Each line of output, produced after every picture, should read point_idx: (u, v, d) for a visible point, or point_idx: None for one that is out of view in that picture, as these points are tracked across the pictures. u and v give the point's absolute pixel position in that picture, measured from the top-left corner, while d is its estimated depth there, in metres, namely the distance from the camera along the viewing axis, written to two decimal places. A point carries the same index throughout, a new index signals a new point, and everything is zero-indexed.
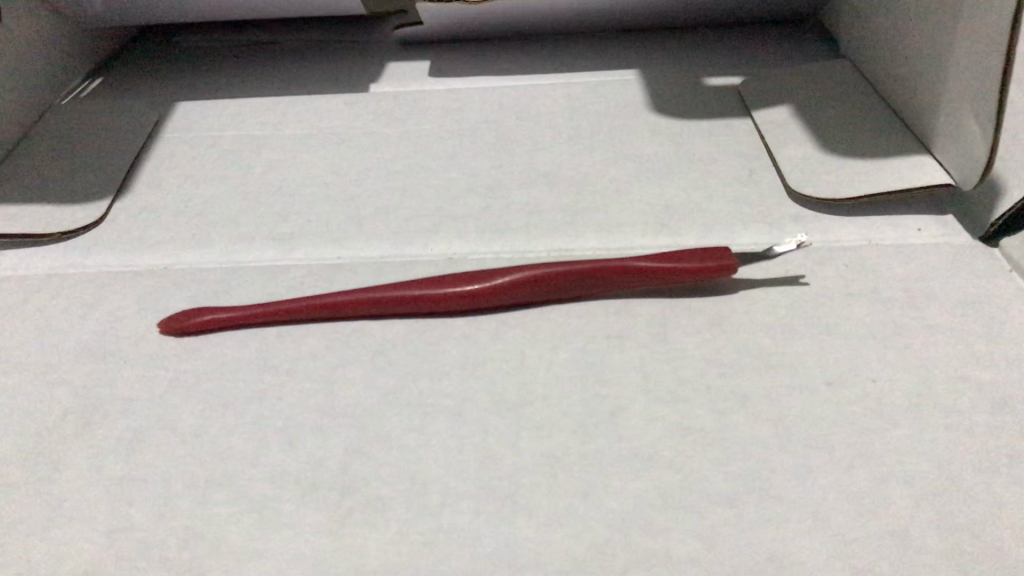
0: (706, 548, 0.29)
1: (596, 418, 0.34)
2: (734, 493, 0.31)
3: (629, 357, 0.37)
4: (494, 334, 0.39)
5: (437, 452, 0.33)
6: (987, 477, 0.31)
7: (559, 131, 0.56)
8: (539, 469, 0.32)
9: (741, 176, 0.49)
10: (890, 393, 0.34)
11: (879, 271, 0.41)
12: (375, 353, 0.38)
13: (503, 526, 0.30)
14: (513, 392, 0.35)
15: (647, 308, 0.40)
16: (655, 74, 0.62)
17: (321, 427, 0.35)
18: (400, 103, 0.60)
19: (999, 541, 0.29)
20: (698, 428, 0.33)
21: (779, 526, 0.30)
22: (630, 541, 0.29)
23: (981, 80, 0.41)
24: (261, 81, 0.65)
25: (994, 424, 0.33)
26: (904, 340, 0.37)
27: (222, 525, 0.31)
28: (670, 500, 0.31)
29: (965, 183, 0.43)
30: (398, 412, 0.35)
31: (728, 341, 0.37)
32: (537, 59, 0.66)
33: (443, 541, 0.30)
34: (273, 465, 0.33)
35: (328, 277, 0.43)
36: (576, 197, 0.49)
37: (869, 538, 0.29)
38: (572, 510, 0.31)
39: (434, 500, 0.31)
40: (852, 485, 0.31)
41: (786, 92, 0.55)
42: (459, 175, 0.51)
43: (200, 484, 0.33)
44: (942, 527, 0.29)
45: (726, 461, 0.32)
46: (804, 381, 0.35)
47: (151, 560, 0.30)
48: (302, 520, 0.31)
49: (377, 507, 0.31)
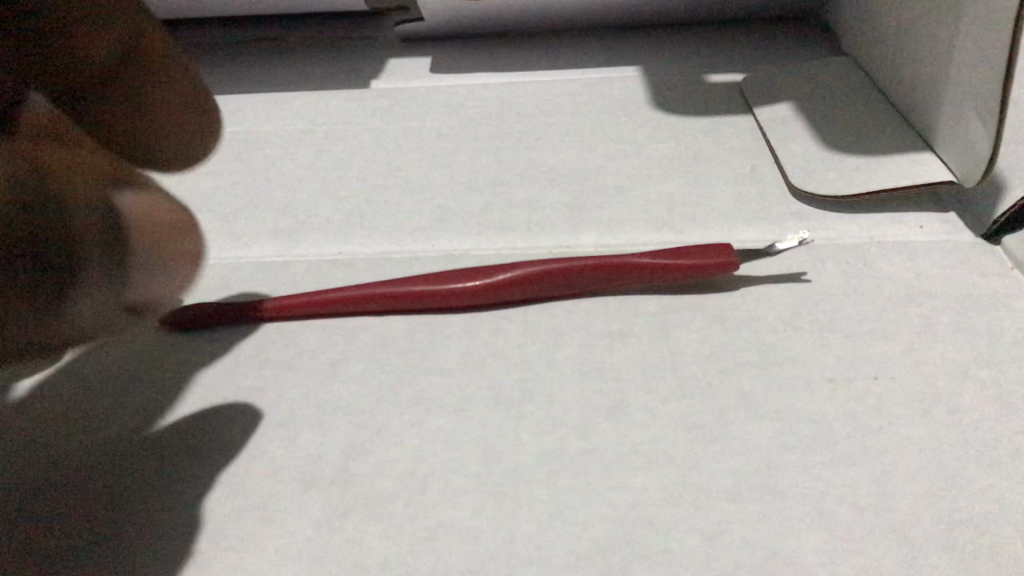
0: (707, 547, 0.29)
1: (596, 415, 0.34)
2: (735, 490, 0.31)
3: (631, 352, 0.37)
4: (494, 328, 0.39)
5: (436, 449, 0.33)
6: (990, 476, 0.31)
7: (561, 127, 0.55)
8: (538, 467, 0.32)
9: (741, 173, 0.49)
10: (893, 391, 0.34)
11: (880, 267, 0.41)
12: (374, 348, 0.38)
13: (503, 523, 0.30)
14: (513, 388, 0.35)
15: (649, 305, 0.39)
16: (657, 71, 0.61)
17: (319, 422, 0.34)
18: (401, 99, 0.60)
19: (1002, 542, 0.28)
20: (700, 425, 0.33)
21: (780, 525, 0.29)
22: (631, 539, 0.29)
23: (986, 76, 0.40)
24: (263, 77, 0.65)
25: (995, 422, 0.32)
26: (905, 339, 0.36)
27: (221, 522, 0.31)
28: (673, 498, 0.30)
29: (965, 179, 0.43)
30: (397, 408, 0.35)
31: (730, 337, 0.37)
32: (539, 56, 0.66)
33: (442, 539, 0.30)
34: (272, 463, 0.33)
35: (328, 273, 0.43)
36: (576, 194, 0.48)
37: (871, 537, 0.29)
38: (572, 507, 0.30)
39: (432, 500, 0.31)
40: (854, 483, 0.31)
41: (788, 90, 0.55)
42: (460, 172, 0.51)
43: (199, 481, 0.33)
44: (945, 527, 0.29)
45: (727, 458, 0.32)
46: (806, 378, 0.35)
47: (149, 560, 0.30)
48: (300, 517, 0.31)
49: (376, 504, 0.31)
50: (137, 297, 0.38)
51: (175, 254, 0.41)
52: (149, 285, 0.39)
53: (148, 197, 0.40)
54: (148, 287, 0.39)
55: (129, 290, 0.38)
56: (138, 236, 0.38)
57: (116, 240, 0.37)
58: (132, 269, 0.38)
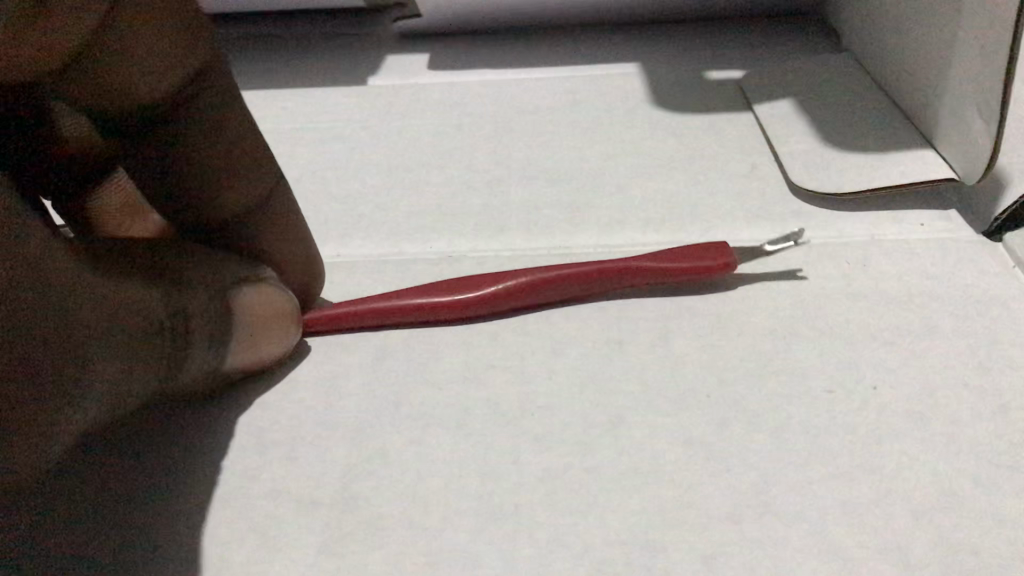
0: (705, 566, 0.29)
1: (596, 429, 0.34)
2: (734, 507, 0.31)
3: (630, 363, 0.37)
4: (493, 339, 0.39)
5: (437, 466, 0.33)
6: (987, 486, 0.31)
7: (561, 125, 0.55)
8: (538, 485, 0.32)
9: (742, 172, 0.49)
10: (892, 401, 0.34)
11: (881, 269, 0.41)
12: (375, 361, 0.38)
13: (504, 543, 0.30)
14: (513, 401, 0.35)
15: (648, 311, 0.39)
16: (656, 66, 0.61)
17: (321, 439, 0.35)
18: (398, 97, 0.60)
19: (999, 555, 0.29)
20: (698, 439, 0.33)
21: (779, 542, 0.30)
22: (630, 559, 0.29)
23: (987, 74, 0.40)
24: (260, 76, 0.64)
25: (993, 431, 0.33)
26: (905, 346, 0.36)
27: (225, 543, 0.31)
28: (672, 515, 0.31)
29: (967, 177, 0.43)
30: (398, 424, 0.35)
31: (729, 345, 0.37)
32: (537, 50, 0.65)
33: (443, 559, 0.30)
34: (273, 483, 0.33)
35: (328, 280, 0.43)
36: (576, 194, 0.48)
37: (868, 554, 0.29)
38: (573, 526, 0.31)
39: (435, 518, 0.31)
40: (852, 498, 0.31)
41: (788, 85, 0.55)
42: (459, 173, 0.51)
43: (201, 500, 0.33)
44: (943, 542, 0.29)
45: (726, 474, 0.32)
46: (805, 388, 0.35)
47: (164, 565, 0.30)
48: (303, 538, 0.31)
49: (378, 524, 0.31)
50: (234, 368, 0.35)
51: (288, 327, 0.37)
52: (251, 358, 0.36)
53: (268, 288, 0.36)
54: (248, 359, 0.36)
55: (225, 364, 0.35)
56: (246, 320, 0.35)
57: (225, 328, 0.34)
58: (231, 344, 0.34)
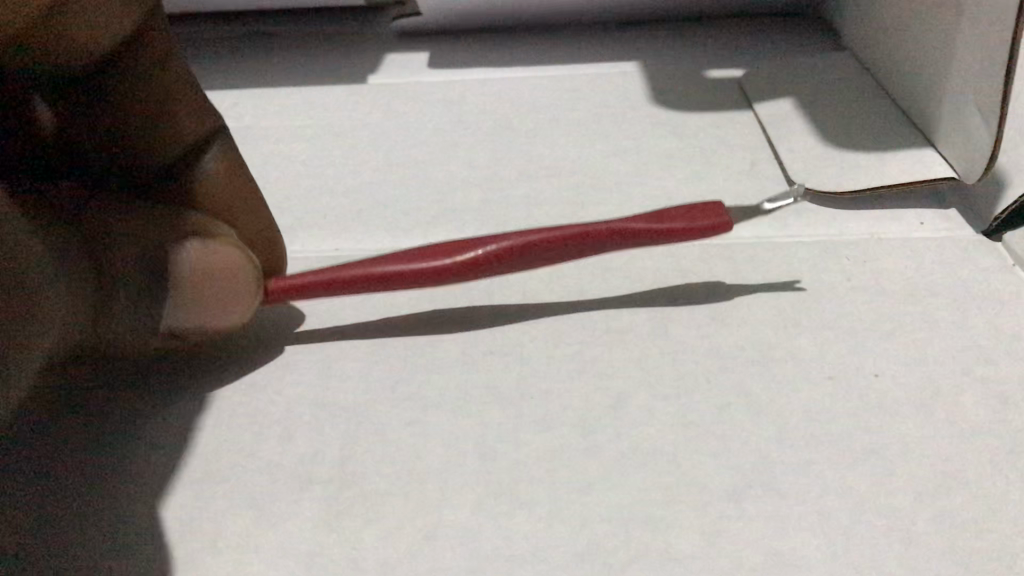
0: (706, 544, 0.29)
1: (596, 412, 0.34)
2: (735, 488, 0.30)
3: (629, 350, 0.36)
4: (492, 327, 0.38)
5: (433, 446, 0.33)
6: (989, 475, 0.30)
7: (560, 123, 0.55)
8: (537, 465, 0.32)
9: (742, 169, 0.49)
10: (894, 389, 0.34)
11: (880, 263, 0.41)
12: (373, 347, 0.38)
13: (502, 521, 0.30)
14: (512, 385, 0.35)
15: (648, 302, 0.39)
16: (656, 66, 0.61)
17: (316, 419, 0.34)
18: (398, 94, 0.60)
19: (1002, 540, 0.28)
20: (698, 422, 0.33)
21: (780, 521, 0.29)
22: (630, 537, 0.29)
23: (987, 71, 0.40)
24: (260, 72, 0.64)
25: (995, 417, 0.32)
26: (906, 336, 0.36)
27: (218, 520, 0.31)
28: (672, 495, 0.30)
29: (967, 175, 0.43)
30: (394, 406, 0.34)
31: (730, 333, 0.37)
32: (537, 49, 0.65)
33: (439, 536, 0.29)
34: (267, 461, 0.33)
35: (325, 268, 0.43)
36: (575, 190, 0.48)
37: (871, 534, 0.29)
38: (571, 504, 0.30)
39: (431, 496, 0.31)
40: (855, 480, 0.30)
41: (787, 85, 0.55)
42: (458, 168, 0.51)
43: (194, 480, 0.32)
44: (945, 523, 0.29)
45: (727, 455, 0.31)
46: (806, 376, 0.35)
47: (156, 541, 0.30)
48: (298, 515, 0.31)
49: (373, 502, 0.31)
50: (175, 330, 0.33)
51: (243, 290, 0.34)
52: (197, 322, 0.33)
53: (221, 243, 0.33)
54: (193, 322, 0.33)
55: (162, 322, 0.33)
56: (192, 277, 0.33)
57: (159, 281, 0.32)
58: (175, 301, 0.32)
